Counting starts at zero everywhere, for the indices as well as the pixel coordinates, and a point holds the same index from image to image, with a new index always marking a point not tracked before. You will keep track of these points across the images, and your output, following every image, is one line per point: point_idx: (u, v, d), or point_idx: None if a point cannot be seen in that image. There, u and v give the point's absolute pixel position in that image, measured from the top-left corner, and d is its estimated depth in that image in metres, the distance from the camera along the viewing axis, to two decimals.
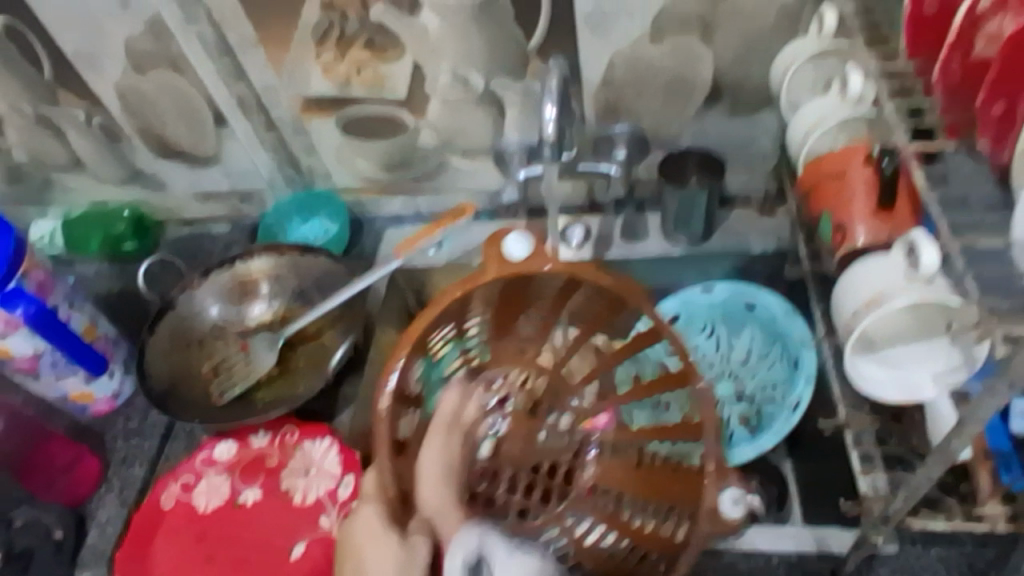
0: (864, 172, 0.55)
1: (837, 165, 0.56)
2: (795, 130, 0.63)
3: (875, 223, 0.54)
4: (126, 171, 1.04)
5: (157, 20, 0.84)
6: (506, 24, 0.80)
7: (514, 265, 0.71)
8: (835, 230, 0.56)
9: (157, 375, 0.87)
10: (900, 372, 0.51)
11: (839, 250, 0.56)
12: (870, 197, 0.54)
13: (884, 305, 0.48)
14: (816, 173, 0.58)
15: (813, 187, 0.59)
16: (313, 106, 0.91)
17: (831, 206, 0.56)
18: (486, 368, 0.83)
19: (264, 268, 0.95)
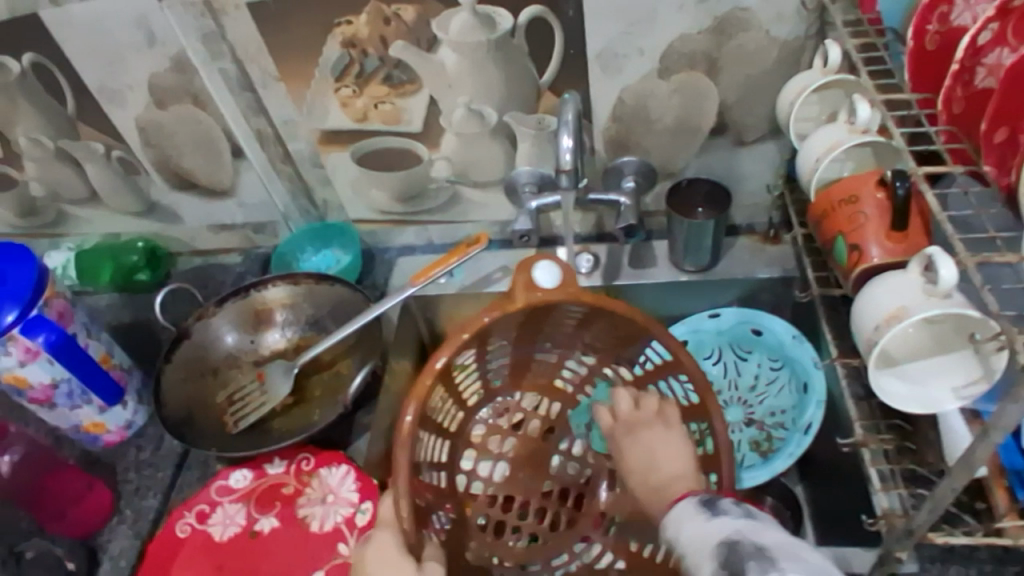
0: (877, 196, 0.56)
1: (848, 190, 0.58)
2: (804, 160, 0.65)
3: (889, 243, 0.55)
4: (141, 203, 1.06)
5: (182, 57, 0.86)
6: (520, 60, 0.82)
7: (543, 294, 0.72)
8: (850, 251, 0.57)
9: (173, 403, 0.88)
10: (922, 388, 0.52)
11: (853, 272, 0.57)
12: (883, 219, 0.55)
13: (908, 318, 0.50)
14: (828, 198, 0.59)
15: (825, 212, 0.60)
16: (331, 139, 0.94)
17: (845, 230, 0.57)
18: (498, 393, 0.85)
19: (280, 297, 0.97)
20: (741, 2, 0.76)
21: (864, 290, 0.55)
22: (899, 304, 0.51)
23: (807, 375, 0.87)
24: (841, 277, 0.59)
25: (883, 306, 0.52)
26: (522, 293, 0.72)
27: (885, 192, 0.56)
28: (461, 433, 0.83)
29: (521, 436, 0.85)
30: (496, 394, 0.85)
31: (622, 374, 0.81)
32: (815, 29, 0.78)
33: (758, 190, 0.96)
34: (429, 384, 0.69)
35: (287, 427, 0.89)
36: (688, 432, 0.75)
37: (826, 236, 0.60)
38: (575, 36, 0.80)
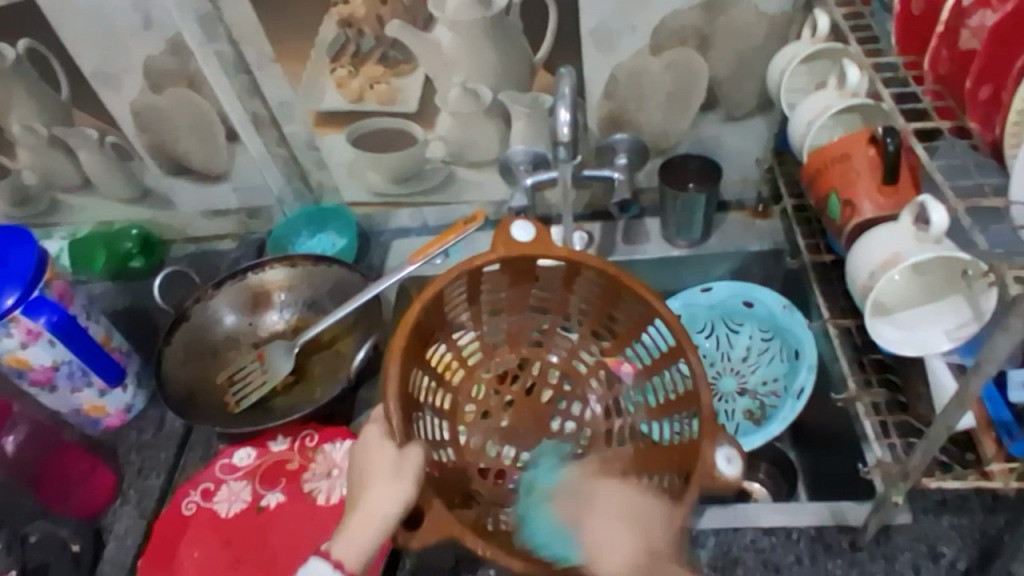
0: (868, 153, 0.59)
1: (841, 149, 0.60)
2: (796, 124, 0.68)
3: (881, 198, 0.58)
4: (136, 190, 1.06)
5: (178, 39, 0.87)
6: (516, 38, 0.84)
7: (520, 247, 0.74)
8: (844, 206, 0.59)
9: (174, 385, 0.88)
10: (914, 331, 0.55)
11: (848, 227, 0.59)
12: (874, 176, 0.58)
13: (899, 263, 0.53)
14: (821, 158, 0.62)
15: (818, 171, 0.62)
16: (327, 121, 0.95)
17: (838, 187, 0.60)
18: (496, 353, 0.86)
19: (278, 279, 0.97)
20: None
21: (861, 242, 0.57)
22: (891, 251, 0.54)
23: (798, 341, 0.90)
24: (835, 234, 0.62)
25: (878, 257, 0.54)
26: (501, 247, 0.74)
27: (876, 149, 0.58)
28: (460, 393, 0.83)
29: (521, 395, 0.85)
30: (495, 353, 0.86)
31: (611, 331, 0.83)
32: (802, 4, 0.80)
33: (748, 166, 0.98)
34: (416, 316, 0.71)
35: (290, 405, 0.89)
36: (669, 380, 0.76)
37: (820, 195, 0.62)
38: (568, 13, 0.82)
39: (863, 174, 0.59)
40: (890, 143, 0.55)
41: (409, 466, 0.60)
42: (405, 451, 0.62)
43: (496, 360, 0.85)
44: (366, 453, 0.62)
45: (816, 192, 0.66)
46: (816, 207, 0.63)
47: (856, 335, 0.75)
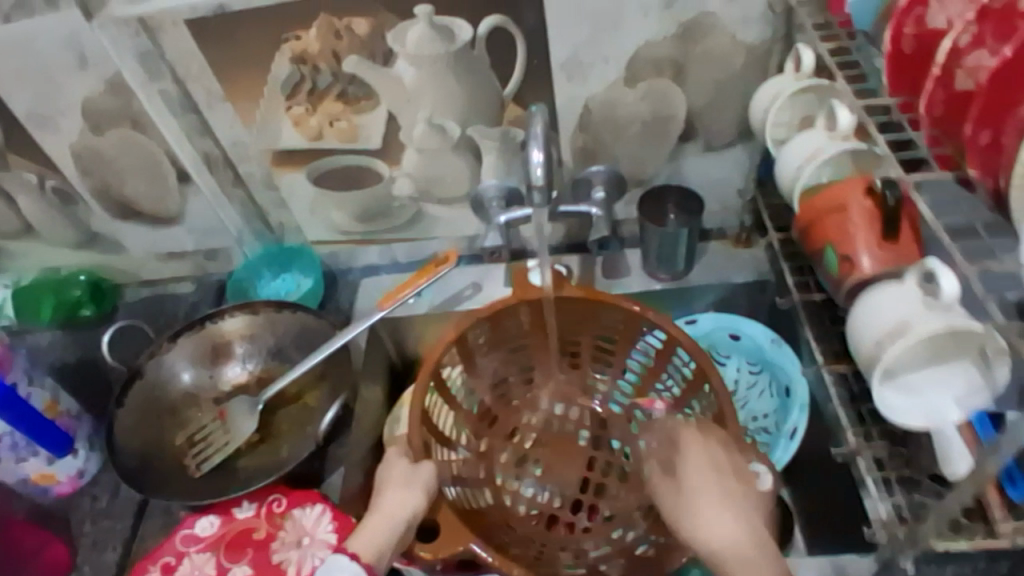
0: (864, 203, 0.55)
1: (834, 198, 0.56)
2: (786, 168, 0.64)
3: (880, 250, 0.54)
4: (82, 235, 0.99)
5: (117, 79, 0.80)
6: (482, 72, 0.79)
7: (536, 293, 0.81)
8: (841, 261, 0.56)
9: (128, 450, 0.81)
10: (925, 398, 0.51)
11: (847, 281, 0.56)
12: (872, 229, 0.54)
13: (906, 332, 0.49)
14: (813, 208, 0.58)
15: (810, 222, 0.58)
16: (285, 160, 0.89)
17: (834, 239, 0.56)
18: (535, 390, 0.92)
19: (238, 328, 0.91)
20: (707, 7, 0.74)
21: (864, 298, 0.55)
22: (898, 316, 0.50)
23: (788, 377, 0.87)
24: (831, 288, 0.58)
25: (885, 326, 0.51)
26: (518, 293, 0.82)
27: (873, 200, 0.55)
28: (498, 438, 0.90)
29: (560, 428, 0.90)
30: (534, 391, 0.92)
31: (642, 364, 0.87)
32: (782, 32, 0.77)
33: (730, 194, 0.94)
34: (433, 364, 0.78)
35: (254, 466, 0.83)
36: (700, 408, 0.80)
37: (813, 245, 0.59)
38: (537, 45, 0.77)
39: (860, 225, 0.55)
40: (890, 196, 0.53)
41: (422, 479, 0.71)
42: (419, 467, 0.72)
43: (534, 396, 0.92)
44: (387, 470, 0.72)
45: (806, 244, 0.62)
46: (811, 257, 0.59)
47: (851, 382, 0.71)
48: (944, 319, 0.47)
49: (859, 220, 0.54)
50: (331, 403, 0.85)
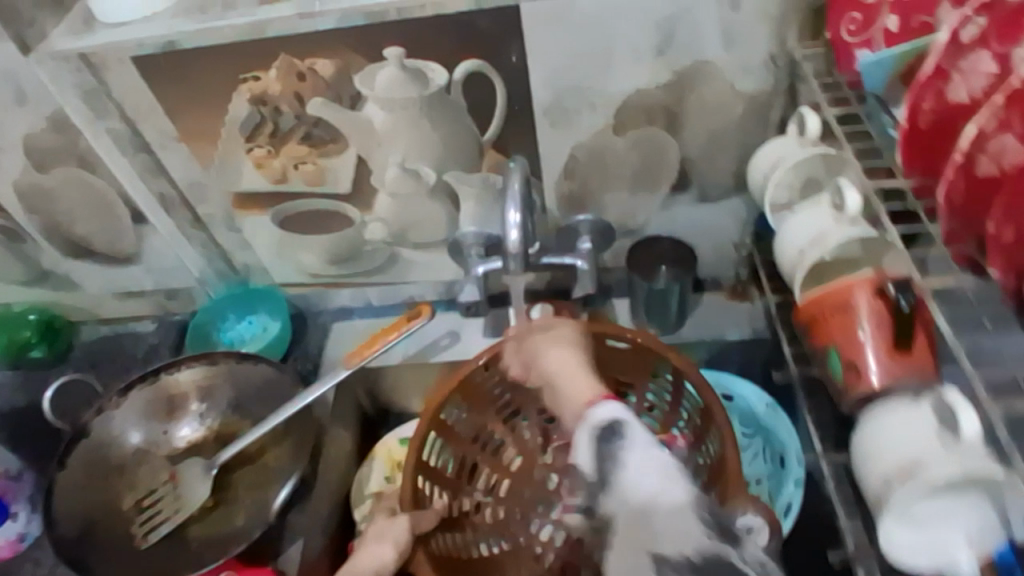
0: (875, 304, 0.49)
1: (841, 295, 0.50)
2: (790, 246, 0.58)
3: (892, 362, 0.48)
4: (32, 272, 0.92)
5: (60, 116, 0.73)
6: (458, 116, 0.73)
7: None
8: (847, 369, 0.50)
9: (66, 518, 0.73)
10: (937, 539, 0.45)
11: (855, 392, 0.50)
12: (882, 333, 0.48)
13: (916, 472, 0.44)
14: (817, 302, 0.52)
15: (813, 317, 0.52)
16: (247, 202, 0.82)
17: (841, 341, 0.50)
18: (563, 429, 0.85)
19: (195, 379, 0.84)
20: (703, 54, 0.68)
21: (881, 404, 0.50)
22: (910, 453, 0.45)
23: (783, 446, 0.81)
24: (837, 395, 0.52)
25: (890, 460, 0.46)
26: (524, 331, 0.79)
27: (885, 300, 0.48)
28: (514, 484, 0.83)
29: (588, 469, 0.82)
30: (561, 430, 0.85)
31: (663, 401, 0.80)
32: (785, 83, 0.70)
33: (725, 245, 0.88)
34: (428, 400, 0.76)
35: (206, 536, 0.76)
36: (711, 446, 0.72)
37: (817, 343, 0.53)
38: (518, 91, 0.70)
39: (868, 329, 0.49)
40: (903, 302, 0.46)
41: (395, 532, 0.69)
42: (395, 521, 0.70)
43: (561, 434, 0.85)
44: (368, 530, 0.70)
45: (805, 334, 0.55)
46: (815, 357, 0.53)
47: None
48: (955, 461, 0.42)
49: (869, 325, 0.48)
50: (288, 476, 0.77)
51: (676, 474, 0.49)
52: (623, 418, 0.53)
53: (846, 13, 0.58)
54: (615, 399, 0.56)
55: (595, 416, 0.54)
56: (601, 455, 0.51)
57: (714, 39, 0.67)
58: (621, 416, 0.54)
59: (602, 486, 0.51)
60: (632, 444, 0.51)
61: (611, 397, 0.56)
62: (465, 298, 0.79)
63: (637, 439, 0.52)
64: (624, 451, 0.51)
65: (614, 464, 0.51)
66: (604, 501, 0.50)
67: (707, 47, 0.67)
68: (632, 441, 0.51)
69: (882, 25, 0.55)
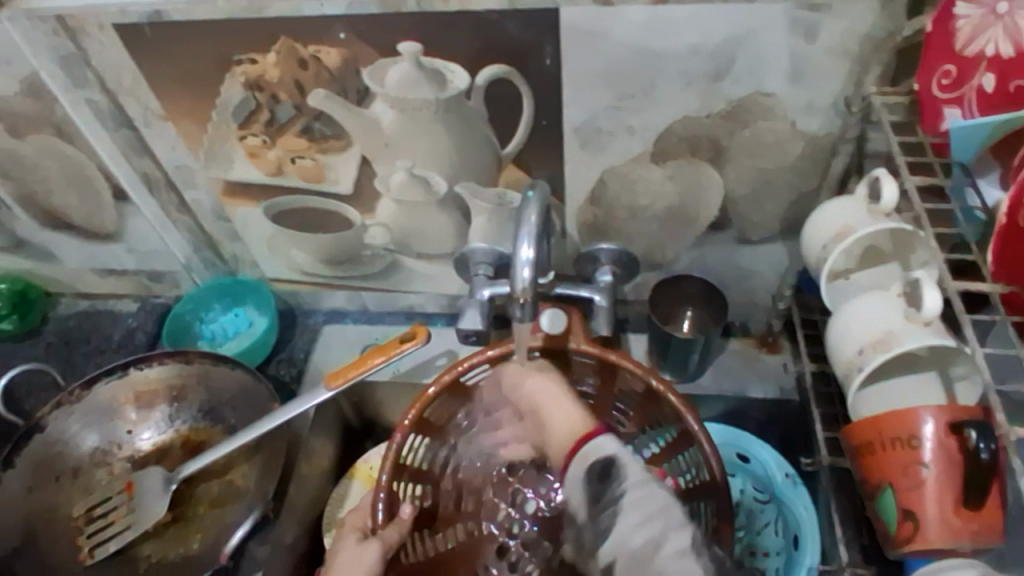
0: (946, 443, 0.43)
1: (904, 427, 0.44)
2: (846, 341, 0.50)
3: (955, 519, 0.42)
4: (7, 239, 0.86)
5: (34, 80, 0.66)
6: (478, 126, 0.64)
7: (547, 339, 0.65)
8: (901, 518, 0.44)
9: (7, 520, 0.69)
10: None
11: (904, 546, 0.44)
12: (952, 483, 0.43)
13: None
14: (872, 428, 0.46)
15: (865, 445, 0.46)
16: (237, 192, 0.74)
17: (897, 483, 0.45)
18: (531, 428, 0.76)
19: (166, 377, 0.77)
20: (765, 86, 0.59)
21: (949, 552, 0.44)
22: None
23: (798, 524, 0.73)
24: (883, 540, 0.46)
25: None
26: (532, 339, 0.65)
27: (958, 440, 0.43)
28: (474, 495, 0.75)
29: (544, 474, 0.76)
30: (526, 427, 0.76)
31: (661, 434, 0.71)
32: (855, 129, 0.61)
33: (761, 291, 0.79)
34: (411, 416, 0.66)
35: (158, 557, 0.70)
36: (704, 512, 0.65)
37: (866, 477, 0.47)
38: (548, 104, 0.62)
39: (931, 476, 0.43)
40: (983, 452, 0.41)
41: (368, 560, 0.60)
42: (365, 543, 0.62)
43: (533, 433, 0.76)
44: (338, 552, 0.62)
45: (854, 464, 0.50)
46: (864, 492, 0.47)
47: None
48: None
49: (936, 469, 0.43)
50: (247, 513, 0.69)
51: (675, 515, 0.45)
52: (619, 453, 0.47)
53: (937, 63, 0.51)
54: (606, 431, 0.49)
55: (589, 453, 0.48)
56: (595, 499, 0.46)
57: (781, 70, 0.58)
58: (616, 450, 0.47)
59: (597, 532, 0.45)
60: (629, 485, 0.45)
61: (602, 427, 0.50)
62: (465, 324, 0.70)
63: (636, 478, 0.46)
64: (622, 494, 0.45)
65: (613, 511, 0.45)
66: (601, 551, 0.45)
67: (770, 79, 0.58)
68: (630, 482, 0.45)
69: (976, 83, 0.49)
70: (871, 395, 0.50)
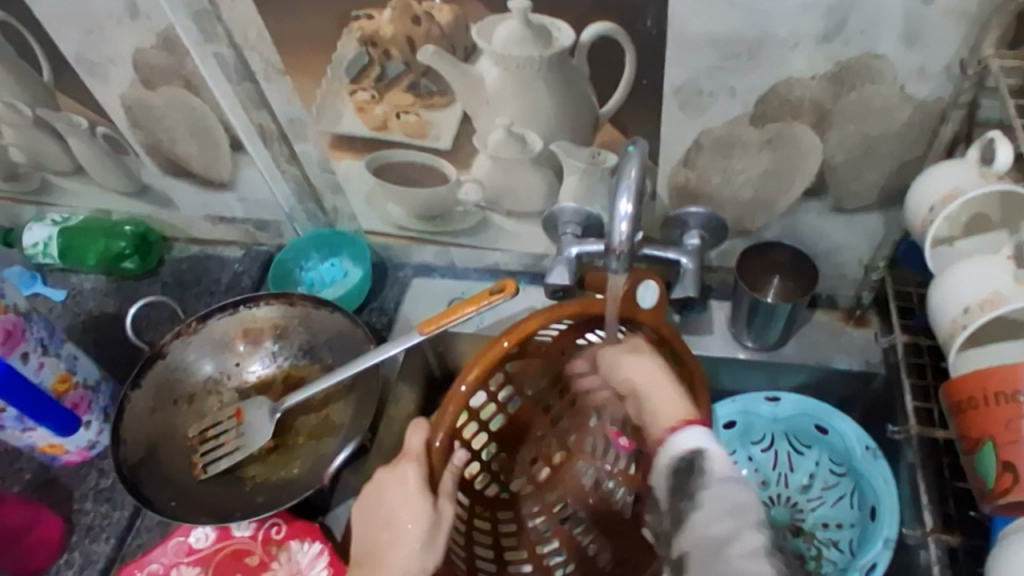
0: None
1: (1007, 381, 0.44)
2: (946, 302, 0.50)
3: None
4: (132, 184, 0.94)
5: (170, 34, 0.72)
6: (578, 84, 0.66)
7: (635, 309, 0.64)
8: (1000, 471, 0.45)
9: (132, 437, 0.76)
10: None
11: (1001, 499, 0.45)
12: None
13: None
14: (974, 384, 0.46)
15: (966, 402, 0.47)
16: (343, 145, 0.79)
17: (998, 437, 0.45)
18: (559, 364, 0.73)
19: (272, 317, 0.83)
20: (876, 48, 0.58)
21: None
22: None
23: (876, 497, 0.73)
24: (978, 494, 0.47)
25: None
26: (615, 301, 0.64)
27: None
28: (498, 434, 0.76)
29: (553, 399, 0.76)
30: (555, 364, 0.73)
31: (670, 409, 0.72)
32: (967, 94, 0.60)
33: (851, 263, 0.78)
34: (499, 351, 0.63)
35: (263, 478, 0.77)
36: None
37: (965, 433, 0.47)
38: (650, 64, 0.63)
39: None
40: None
41: (441, 526, 0.60)
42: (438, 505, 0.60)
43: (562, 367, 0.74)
44: (398, 496, 0.60)
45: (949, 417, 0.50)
46: (961, 447, 0.48)
47: (961, 561, 0.60)
48: None
49: None
50: (346, 441, 0.76)
51: (749, 518, 0.53)
52: (703, 448, 0.56)
53: None
54: (699, 425, 0.58)
55: (672, 447, 0.57)
56: (678, 488, 0.56)
57: (894, 32, 0.57)
58: (703, 444, 0.56)
59: (677, 521, 0.56)
60: (711, 481, 0.55)
61: (695, 421, 0.58)
62: (553, 280, 0.73)
63: (719, 474, 0.55)
64: (703, 487, 0.55)
65: (692, 503, 0.55)
66: (681, 535, 0.56)
67: (882, 41, 0.58)
68: (712, 477, 0.55)
69: None
70: (974, 354, 0.50)
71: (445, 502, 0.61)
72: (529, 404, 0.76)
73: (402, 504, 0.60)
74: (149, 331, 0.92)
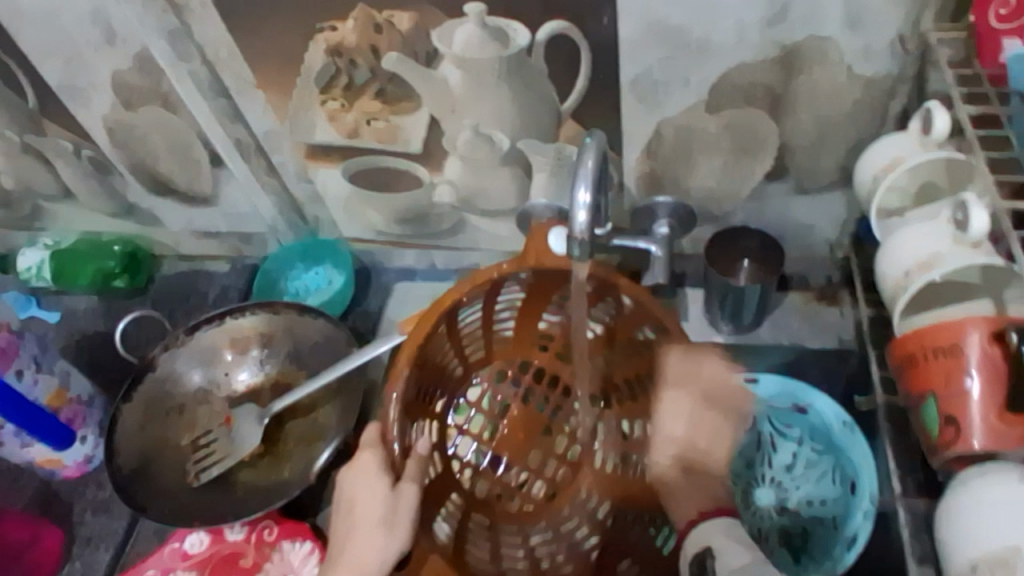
0: (989, 352, 0.47)
1: (946, 338, 0.49)
2: (892, 265, 0.55)
3: (999, 425, 0.47)
4: (120, 205, 0.96)
5: (145, 56, 0.75)
6: (538, 81, 0.68)
7: (556, 262, 0.65)
8: (943, 424, 0.49)
9: (126, 448, 0.78)
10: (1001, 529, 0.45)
11: (946, 451, 0.49)
12: (996, 388, 0.47)
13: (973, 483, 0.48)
14: (918, 340, 0.50)
15: (909, 358, 0.51)
16: (318, 155, 0.81)
17: (940, 393, 0.49)
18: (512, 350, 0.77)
19: (256, 325, 0.86)
20: (820, 31, 0.60)
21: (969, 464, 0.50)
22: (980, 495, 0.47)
23: (857, 472, 0.74)
24: (927, 448, 0.51)
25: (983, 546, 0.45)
26: (533, 257, 0.66)
27: (1001, 348, 0.47)
28: (498, 441, 0.75)
29: (526, 384, 0.77)
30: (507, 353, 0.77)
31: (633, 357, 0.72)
32: (914, 67, 0.62)
33: (819, 244, 0.80)
34: (429, 330, 0.64)
35: (255, 481, 0.79)
36: None
37: (912, 390, 0.52)
38: (605, 58, 0.65)
39: (979, 382, 0.47)
40: None
41: (404, 510, 0.59)
42: (399, 489, 0.60)
43: (513, 351, 0.77)
44: (360, 482, 0.60)
45: (898, 373, 0.54)
46: (910, 404, 0.52)
47: None
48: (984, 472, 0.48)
49: (981, 379, 0.47)
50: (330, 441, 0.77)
51: None
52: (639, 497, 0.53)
53: None
54: None
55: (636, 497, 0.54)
56: None
57: (835, 13, 0.59)
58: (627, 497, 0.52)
59: None
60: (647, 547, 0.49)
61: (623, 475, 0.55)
62: None
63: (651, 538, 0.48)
64: None
65: None
66: None
67: (824, 24, 0.60)
68: None
69: None
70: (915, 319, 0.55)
71: (407, 485, 0.60)
72: (518, 403, 0.76)
73: (363, 493, 0.59)
74: (140, 346, 0.94)
